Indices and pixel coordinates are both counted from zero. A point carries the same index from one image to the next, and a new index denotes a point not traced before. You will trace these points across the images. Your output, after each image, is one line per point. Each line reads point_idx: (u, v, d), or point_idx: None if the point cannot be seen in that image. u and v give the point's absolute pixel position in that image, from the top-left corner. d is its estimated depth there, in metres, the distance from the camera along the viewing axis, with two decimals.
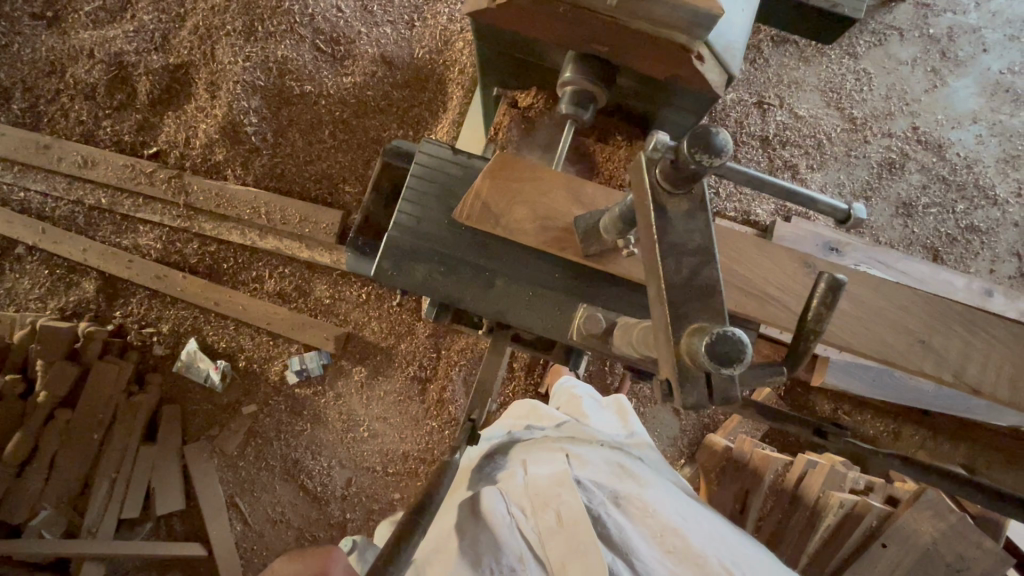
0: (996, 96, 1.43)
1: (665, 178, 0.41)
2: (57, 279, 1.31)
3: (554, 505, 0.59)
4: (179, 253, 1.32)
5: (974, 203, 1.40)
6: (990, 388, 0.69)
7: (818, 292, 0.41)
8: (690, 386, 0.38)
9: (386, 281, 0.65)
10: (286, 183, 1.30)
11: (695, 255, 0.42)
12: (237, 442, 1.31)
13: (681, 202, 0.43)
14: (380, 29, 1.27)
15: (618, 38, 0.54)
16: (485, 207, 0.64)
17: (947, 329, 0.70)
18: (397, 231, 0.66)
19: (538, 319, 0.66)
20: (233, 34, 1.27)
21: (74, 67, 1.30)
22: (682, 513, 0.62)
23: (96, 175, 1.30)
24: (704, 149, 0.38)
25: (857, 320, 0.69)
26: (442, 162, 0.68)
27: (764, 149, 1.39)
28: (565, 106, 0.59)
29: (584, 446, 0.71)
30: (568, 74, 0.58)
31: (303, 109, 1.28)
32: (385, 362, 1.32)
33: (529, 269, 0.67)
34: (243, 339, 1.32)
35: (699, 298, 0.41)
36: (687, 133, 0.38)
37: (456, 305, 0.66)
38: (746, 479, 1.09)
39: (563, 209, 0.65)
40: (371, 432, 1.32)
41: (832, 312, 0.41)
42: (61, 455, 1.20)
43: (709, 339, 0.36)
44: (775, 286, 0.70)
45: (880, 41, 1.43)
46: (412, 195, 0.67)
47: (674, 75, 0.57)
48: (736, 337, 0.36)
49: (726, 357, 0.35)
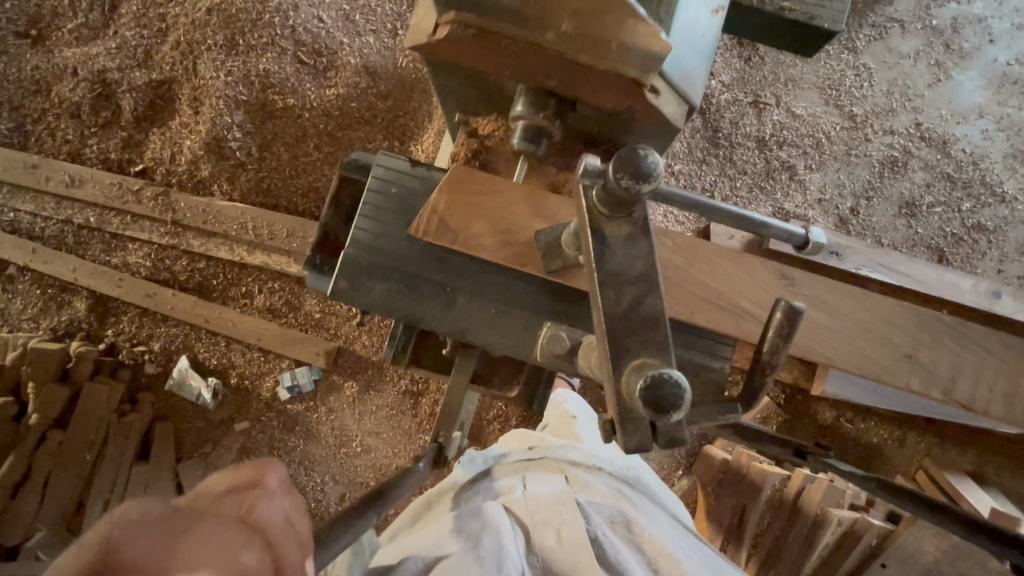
0: (1003, 88, 1.38)
1: (602, 204, 0.40)
2: (48, 299, 1.31)
3: (555, 523, 0.58)
4: (168, 270, 1.32)
5: (981, 201, 1.35)
6: (981, 405, 0.66)
7: (774, 323, 0.40)
8: (631, 428, 0.38)
9: (344, 300, 0.64)
10: (271, 199, 1.28)
11: (637, 283, 0.41)
12: (230, 459, 1.31)
13: (621, 225, 0.41)
14: (362, 39, 1.24)
15: (564, 72, 0.53)
16: (444, 224, 0.64)
17: (935, 344, 0.67)
18: (354, 248, 0.64)
19: (502, 338, 0.64)
20: (214, 48, 1.25)
21: (58, 86, 1.30)
22: (680, 545, 0.61)
23: (84, 194, 1.30)
24: (627, 172, 0.37)
25: (838, 334, 0.66)
26: (401, 175, 0.66)
27: (760, 150, 1.36)
28: (518, 142, 0.59)
29: (583, 466, 0.70)
30: (519, 108, 0.58)
31: (286, 123, 1.26)
32: (376, 376, 1.31)
33: (492, 285, 0.65)
34: (233, 356, 1.31)
35: (639, 331, 0.40)
36: (613, 158, 0.38)
37: (416, 324, 0.64)
38: (742, 493, 1.06)
39: (523, 222, 0.65)
40: (363, 448, 1.31)
41: (787, 345, 0.40)
42: (56, 475, 1.20)
43: (645, 381, 0.35)
44: (749, 298, 0.67)
45: (880, 34, 1.37)
46: (368, 210, 0.65)
47: (629, 107, 0.56)
48: (673, 381, 0.35)
49: (665, 404, 0.35)
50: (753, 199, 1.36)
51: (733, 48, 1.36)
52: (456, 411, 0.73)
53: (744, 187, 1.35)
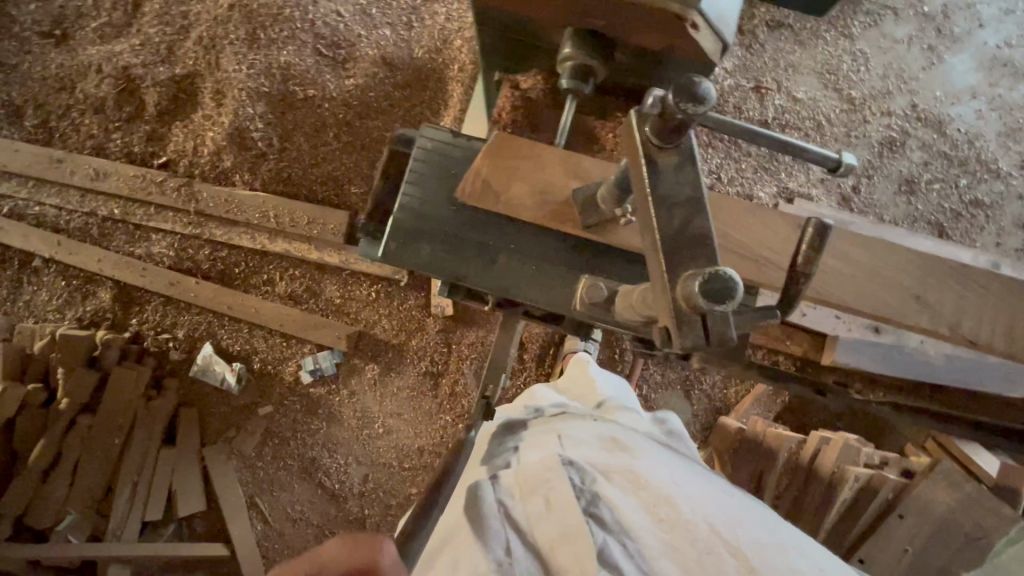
0: (994, 70, 1.43)
1: (655, 134, 0.43)
2: (73, 290, 1.34)
3: (543, 490, 0.59)
4: (191, 259, 1.35)
5: (977, 177, 1.40)
6: (986, 340, 0.69)
7: (807, 237, 0.41)
8: (686, 329, 0.38)
9: (393, 261, 0.67)
10: (292, 187, 1.32)
11: (687, 206, 0.43)
12: (254, 443, 1.33)
13: (671, 155, 0.44)
14: (379, 32, 1.29)
15: (614, 13, 0.55)
16: (486, 185, 0.67)
17: (942, 284, 0.70)
18: (401, 211, 0.67)
19: (543, 296, 0.67)
20: (236, 42, 1.30)
21: (83, 82, 1.34)
22: (674, 480, 0.61)
23: (108, 186, 1.33)
24: (687, 98, 0.39)
25: (851, 276, 0.70)
26: (443, 144, 0.70)
27: (764, 133, 1.41)
28: (565, 82, 0.61)
29: (576, 427, 0.72)
30: (567, 50, 0.60)
31: (306, 113, 1.30)
32: (397, 358, 1.33)
33: (530, 242, 0.68)
34: (256, 342, 1.34)
35: (691, 246, 0.42)
36: (671, 86, 0.40)
37: (461, 283, 0.67)
38: (760, 459, 1.10)
39: (559, 183, 0.68)
40: (385, 429, 1.33)
41: (822, 256, 0.41)
42: (83, 460, 1.23)
43: (703, 277, 0.37)
44: (770, 250, 0.71)
45: (874, 21, 1.43)
46: (414, 178, 0.68)
47: (670, 44, 0.59)
48: (728, 276, 0.37)
49: (718, 295, 0.37)
50: (758, 179, 1.39)
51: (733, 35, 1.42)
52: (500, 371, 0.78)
53: (749, 168, 1.39)
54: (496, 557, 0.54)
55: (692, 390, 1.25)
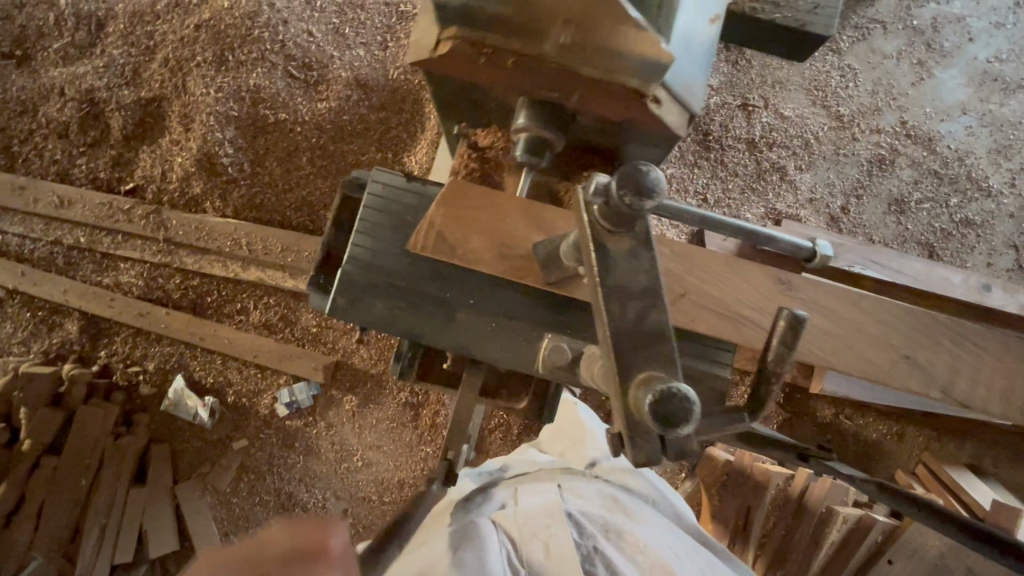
0: (985, 86, 1.40)
1: (604, 218, 0.41)
2: (38, 322, 1.29)
3: (542, 536, 0.58)
4: (161, 289, 1.30)
5: (968, 196, 1.37)
6: (980, 404, 0.67)
7: (777, 333, 0.40)
8: (641, 441, 0.38)
9: (344, 317, 0.64)
10: (265, 214, 1.27)
11: (642, 298, 0.41)
12: (229, 478, 1.28)
13: (622, 240, 0.42)
14: (353, 52, 1.24)
15: (567, 85, 0.53)
16: (442, 238, 0.63)
17: (933, 343, 0.67)
18: (353, 264, 0.64)
19: (503, 353, 0.65)
20: (203, 64, 1.25)
21: (45, 106, 1.28)
22: (677, 551, 0.60)
23: (73, 214, 1.28)
24: (632, 189, 0.38)
25: (835, 334, 0.67)
26: (396, 190, 0.67)
27: (751, 152, 1.37)
28: (520, 154, 0.58)
29: (576, 480, 0.70)
30: (521, 120, 0.57)
31: (278, 137, 1.26)
32: (375, 389, 1.29)
33: (490, 295, 0.65)
34: (230, 373, 1.29)
35: (645, 345, 0.40)
36: (617, 174, 0.39)
37: (417, 340, 0.65)
38: (747, 494, 1.05)
39: (521, 235, 0.64)
40: (364, 462, 1.29)
41: (792, 354, 0.40)
42: (49, 502, 1.18)
43: (654, 395, 0.35)
44: (748, 307, 0.67)
45: (863, 35, 1.40)
46: (365, 228, 0.65)
47: (631, 117, 0.56)
48: (683, 395, 0.35)
49: (674, 418, 0.35)
50: (744, 200, 1.37)
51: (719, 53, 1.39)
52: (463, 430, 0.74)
53: (736, 189, 1.36)
54: None
55: None
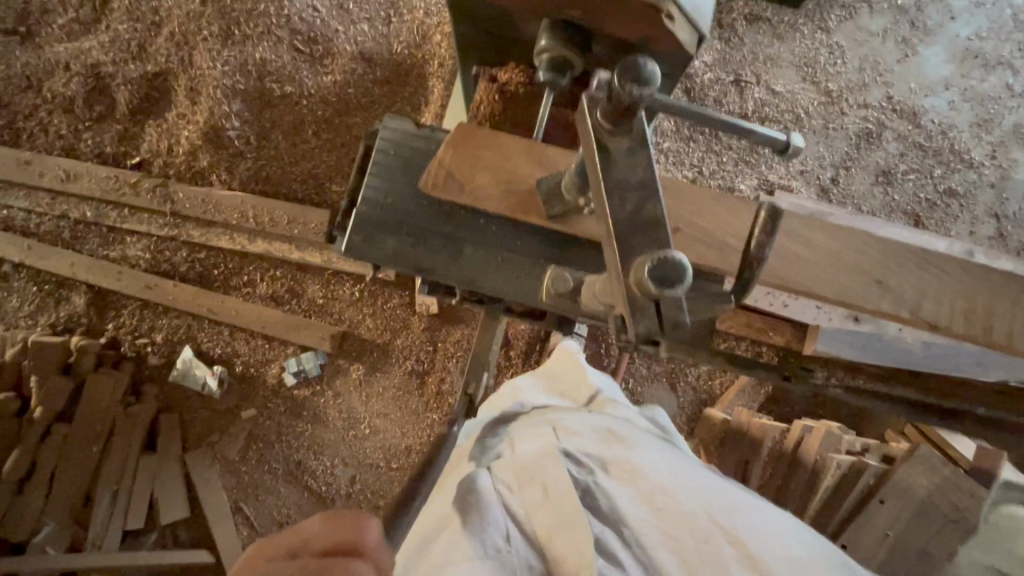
0: (966, 62, 1.46)
1: (606, 118, 0.43)
2: (46, 296, 1.30)
3: (539, 478, 0.57)
4: (168, 261, 1.32)
5: (951, 167, 1.42)
6: (947, 323, 0.68)
7: (760, 221, 0.42)
8: (640, 315, 0.38)
9: (357, 255, 0.67)
10: (272, 185, 1.30)
11: (639, 190, 0.43)
12: (238, 447, 1.30)
13: (623, 140, 0.44)
14: (357, 27, 1.27)
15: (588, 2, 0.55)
16: (449, 174, 0.66)
17: (901, 267, 0.69)
18: (365, 204, 0.68)
19: (509, 285, 0.67)
20: (209, 39, 1.27)
21: (50, 81, 1.30)
22: (679, 471, 0.58)
23: (79, 188, 1.29)
24: (633, 78, 0.41)
25: (815, 264, 0.69)
26: (406, 136, 0.70)
27: (743, 126, 1.42)
28: (543, 74, 0.60)
29: (573, 417, 0.68)
30: (543, 42, 0.60)
31: (284, 110, 1.28)
32: (382, 358, 1.32)
33: (496, 233, 0.68)
34: (238, 344, 1.31)
35: (644, 232, 0.42)
36: (616, 68, 0.42)
37: (426, 275, 0.67)
38: (744, 449, 1.12)
39: (524, 172, 0.67)
40: (372, 429, 1.31)
41: (773, 241, 0.42)
42: (60, 469, 1.20)
43: (651, 262, 0.38)
44: (735, 236, 0.70)
45: (851, 14, 1.45)
46: (377, 169, 0.69)
47: (645, 35, 0.59)
48: (676, 260, 0.37)
49: (669, 277, 0.37)
50: (738, 172, 1.41)
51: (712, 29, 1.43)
52: (483, 366, 0.80)
53: (730, 162, 1.41)
54: (495, 543, 0.52)
55: (677, 383, 1.26)
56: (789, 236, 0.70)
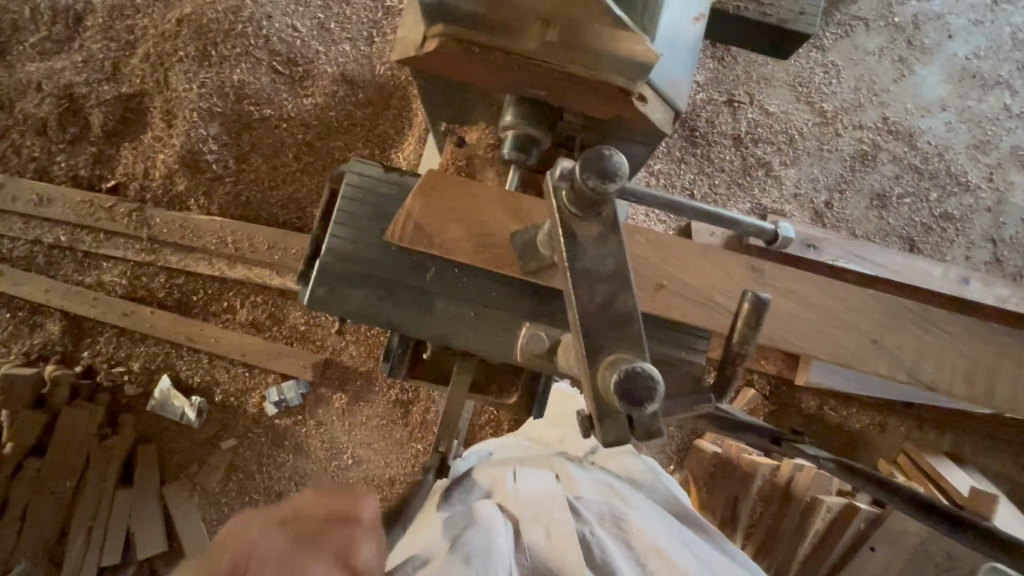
0: (963, 82, 1.43)
1: (572, 203, 0.42)
2: (19, 323, 1.26)
3: (545, 519, 0.58)
4: (145, 288, 1.28)
5: (947, 190, 1.40)
6: (946, 385, 0.68)
7: (744, 314, 0.44)
8: (609, 422, 0.38)
9: (323, 308, 0.64)
10: (252, 211, 1.26)
11: (608, 282, 0.42)
12: (218, 478, 1.28)
13: (591, 225, 0.43)
14: (339, 48, 1.23)
15: (555, 84, 0.53)
16: (419, 228, 0.65)
17: (901, 327, 0.68)
18: (330, 256, 0.64)
19: (482, 340, 0.64)
20: (186, 59, 1.23)
21: (22, 102, 1.25)
22: (675, 534, 0.60)
23: (53, 212, 1.25)
24: (596, 173, 0.39)
25: (810, 322, 0.68)
26: (373, 180, 0.68)
27: (736, 148, 1.39)
28: (508, 152, 0.58)
29: (573, 469, 0.70)
30: (508, 118, 0.57)
31: (264, 133, 1.24)
32: (365, 386, 1.29)
33: (469, 283, 0.66)
34: (217, 372, 1.28)
35: (614, 325, 0.40)
36: (579, 160, 0.40)
37: (395, 329, 0.64)
38: (734, 485, 1.07)
39: (497, 224, 0.67)
40: (355, 459, 1.29)
41: (755, 335, 0.44)
42: (34, 504, 1.17)
43: (619, 376, 0.36)
44: (722, 294, 0.69)
45: (846, 32, 1.42)
46: (344, 218, 0.65)
47: (619, 116, 0.56)
48: (647, 372, 0.36)
49: (640, 395, 0.36)
50: (731, 195, 1.39)
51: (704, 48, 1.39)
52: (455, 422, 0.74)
53: (722, 185, 1.38)
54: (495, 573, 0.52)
55: None
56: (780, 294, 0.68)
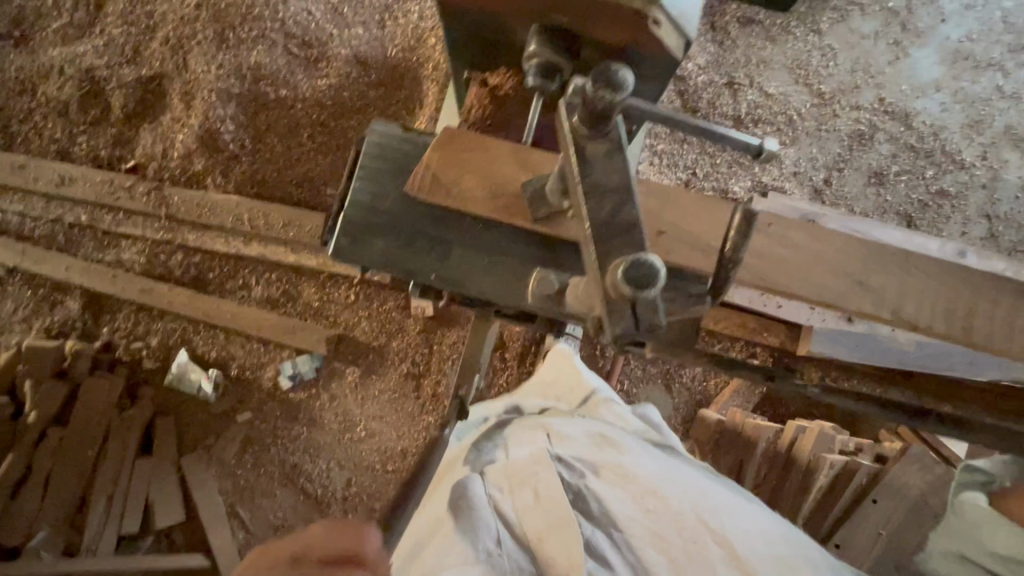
0: (957, 64, 1.47)
1: (583, 121, 0.43)
2: (40, 300, 1.30)
3: (533, 486, 0.61)
4: (163, 265, 1.32)
5: (943, 168, 1.44)
6: None
7: (735, 222, 0.47)
8: (617, 318, 0.39)
9: (344, 257, 0.68)
10: (267, 189, 1.30)
11: (616, 193, 0.43)
12: (234, 450, 1.30)
13: (599, 143, 0.44)
14: (352, 31, 1.27)
15: (576, 8, 0.56)
16: (435, 180, 0.64)
17: None
18: (353, 209, 0.68)
19: (493, 288, 0.66)
20: (204, 43, 1.27)
21: (45, 85, 1.30)
22: (662, 471, 0.62)
23: (75, 192, 1.29)
24: (605, 83, 0.40)
25: (810, 269, 0.69)
26: (392, 139, 0.70)
27: (737, 128, 1.43)
28: (531, 79, 0.60)
29: (563, 420, 0.71)
30: (533, 49, 0.60)
31: (279, 114, 1.28)
32: (377, 360, 1.32)
33: (482, 233, 0.67)
34: (233, 347, 1.31)
35: (621, 233, 0.42)
36: (590, 74, 0.41)
37: (413, 278, 0.68)
38: (739, 449, 1.12)
39: (511, 175, 0.64)
40: (368, 431, 1.31)
41: (749, 242, 0.47)
42: (56, 473, 1.21)
43: (624, 265, 0.38)
44: (721, 243, 0.71)
45: (842, 17, 1.46)
46: (365, 173, 0.69)
47: (632, 41, 0.59)
48: (650, 262, 0.38)
49: (642, 281, 0.37)
50: (733, 174, 1.42)
51: (705, 32, 1.44)
52: (473, 368, 0.80)
53: (724, 164, 1.42)
54: (488, 547, 0.56)
55: (672, 384, 1.26)
56: (778, 242, 0.70)
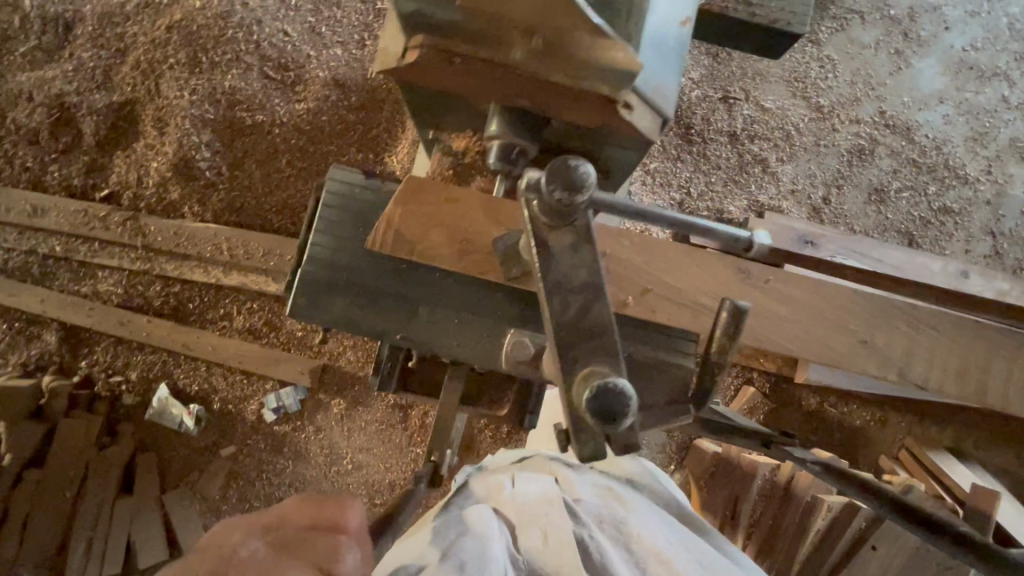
0: (961, 74, 1.41)
1: (544, 213, 0.41)
2: (16, 333, 1.26)
3: (540, 522, 0.52)
4: (140, 295, 1.28)
5: (946, 183, 1.39)
6: (937, 385, 0.67)
7: (723, 320, 0.44)
8: (585, 437, 0.37)
9: (304, 317, 0.64)
10: (246, 217, 1.25)
11: (582, 293, 0.40)
12: (218, 485, 1.28)
13: (564, 234, 0.41)
14: (330, 52, 1.23)
15: (539, 92, 0.53)
16: (400, 236, 0.63)
17: (891, 326, 0.67)
18: (312, 266, 0.64)
19: (465, 348, 0.64)
20: (176, 66, 1.23)
21: (13, 112, 1.25)
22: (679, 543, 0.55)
23: (48, 223, 1.25)
24: (559, 184, 0.39)
25: (800, 324, 0.67)
26: (353, 187, 0.67)
27: (732, 145, 1.38)
28: (494, 161, 0.60)
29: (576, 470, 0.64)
30: (494, 128, 0.58)
31: (256, 139, 1.24)
32: (364, 391, 1.28)
33: (453, 289, 0.65)
34: (215, 380, 1.28)
35: (589, 339, 0.39)
36: (548, 168, 0.40)
37: (378, 337, 0.64)
38: (735, 484, 1.08)
39: (480, 229, 0.63)
40: (354, 464, 1.28)
41: (735, 342, 0.44)
42: (34, 513, 1.18)
43: (592, 391, 0.35)
44: (710, 296, 0.68)
45: (841, 26, 1.40)
46: (324, 225, 0.65)
47: (604, 123, 0.57)
48: (620, 388, 0.35)
49: (613, 410, 0.35)
50: (727, 192, 1.38)
51: (698, 44, 1.39)
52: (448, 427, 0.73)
53: (719, 182, 1.37)
54: None
55: None
56: (770, 295, 0.67)
